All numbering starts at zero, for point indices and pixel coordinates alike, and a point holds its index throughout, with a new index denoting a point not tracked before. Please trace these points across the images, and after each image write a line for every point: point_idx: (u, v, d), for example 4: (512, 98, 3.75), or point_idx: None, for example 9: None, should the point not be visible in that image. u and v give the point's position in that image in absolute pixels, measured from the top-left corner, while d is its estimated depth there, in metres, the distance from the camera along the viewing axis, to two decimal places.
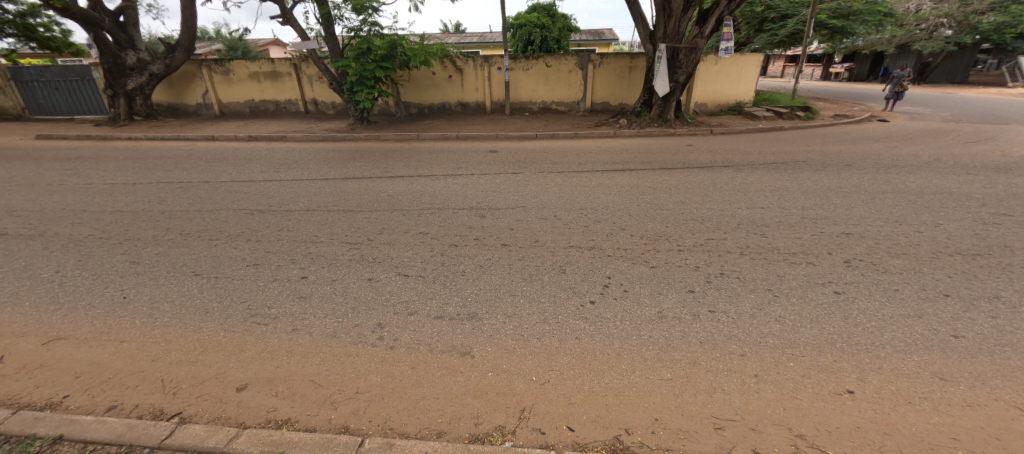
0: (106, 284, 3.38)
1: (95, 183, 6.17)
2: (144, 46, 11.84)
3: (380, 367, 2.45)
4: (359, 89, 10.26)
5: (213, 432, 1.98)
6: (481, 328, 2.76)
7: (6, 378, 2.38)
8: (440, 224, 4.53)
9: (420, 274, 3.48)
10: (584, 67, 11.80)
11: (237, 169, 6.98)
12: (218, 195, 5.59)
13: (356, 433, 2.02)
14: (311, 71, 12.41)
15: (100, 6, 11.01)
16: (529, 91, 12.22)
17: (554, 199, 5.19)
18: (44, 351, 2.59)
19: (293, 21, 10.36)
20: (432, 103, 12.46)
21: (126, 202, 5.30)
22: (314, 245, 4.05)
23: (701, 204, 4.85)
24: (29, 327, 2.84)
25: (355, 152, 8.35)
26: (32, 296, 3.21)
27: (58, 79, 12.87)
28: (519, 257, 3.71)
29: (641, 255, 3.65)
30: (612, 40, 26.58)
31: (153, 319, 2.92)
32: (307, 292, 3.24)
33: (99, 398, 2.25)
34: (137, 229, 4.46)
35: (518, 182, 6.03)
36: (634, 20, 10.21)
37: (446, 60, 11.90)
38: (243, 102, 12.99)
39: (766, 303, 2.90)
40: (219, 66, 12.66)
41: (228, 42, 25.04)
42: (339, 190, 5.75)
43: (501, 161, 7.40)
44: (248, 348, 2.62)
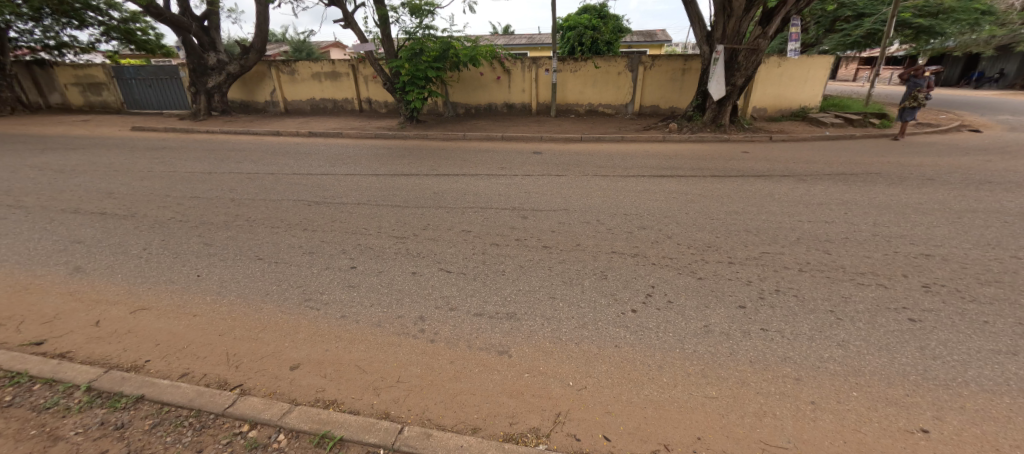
0: (184, 262, 3.71)
1: (177, 171, 6.81)
2: (224, 49, 12.93)
3: (420, 358, 2.52)
4: (411, 89, 10.61)
5: (269, 405, 2.12)
6: (520, 328, 2.76)
7: (101, 340, 2.68)
8: (482, 223, 4.59)
9: (461, 271, 3.54)
10: (635, 69, 11.50)
11: (298, 162, 7.44)
12: (280, 186, 5.99)
13: (396, 420, 2.09)
14: (367, 72, 12.99)
15: (189, 11, 12.14)
16: (576, 93, 12.10)
17: (597, 203, 5.10)
18: (131, 319, 2.90)
19: (353, 24, 10.90)
20: (480, 104, 12.67)
21: (202, 189, 5.79)
22: (363, 237, 4.22)
23: (757, 215, 4.59)
24: (121, 296, 3.18)
25: (404, 150, 8.63)
26: (124, 269, 3.60)
27: (151, 77, 14.31)
28: (560, 259, 3.69)
29: (688, 265, 3.51)
30: (665, 41, 25.78)
31: (222, 296, 3.18)
32: (355, 282, 3.39)
33: (174, 364, 2.48)
34: (210, 215, 4.86)
35: (562, 184, 5.99)
36: (690, 21, 9.86)
37: (495, 61, 12.02)
38: (306, 100, 13.82)
39: (829, 326, 2.69)
40: (286, 67, 13.55)
41: (295, 44, 26.94)
42: (388, 186, 5.97)
43: (545, 162, 7.39)
44: (302, 330, 2.79)
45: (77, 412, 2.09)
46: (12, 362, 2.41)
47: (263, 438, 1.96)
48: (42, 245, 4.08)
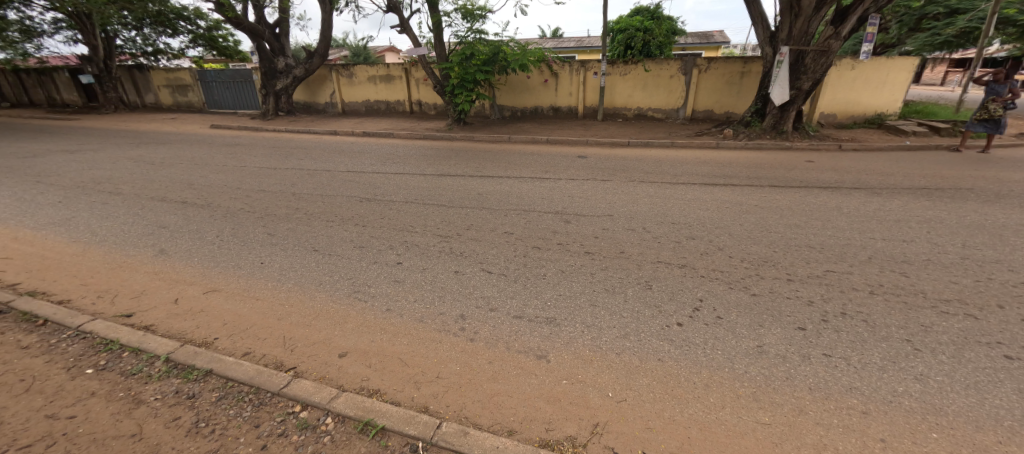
0: (249, 250, 4.01)
1: (247, 165, 7.38)
2: (291, 54, 13.84)
3: (460, 356, 2.57)
4: (459, 91, 10.86)
5: (319, 389, 2.24)
6: (559, 334, 2.74)
7: (177, 316, 2.95)
8: (525, 225, 4.61)
9: (503, 272, 3.57)
10: (688, 72, 11.09)
11: (352, 160, 7.82)
12: (336, 182, 6.33)
13: (435, 414, 2.14)
14: (418, 75, 13.42)
15: (264, 19, 13.11)
16: (624, 96, 11.86)
17: (644, 210, 4.97)
18: (203, 299, 3.17)
19: (409, 29, 11.31)
20: (526, 107, 12.73)
21: (267, 184, 6.24)
22: (410, 234, 4.36)
23: (820, 230, 4.28)
24: (196, 277, 3.49)
25: (451, 151, 8.83)
26: (200, 253, 3.94)
27: (227, 79, 15.59)
28: (603, 266, 3.63)
29: (741, 280, 3.34)
30: (722, 44, 24.68)
31: (281, 283, 3.41)
32: (401, 277, 3.51)
33: (237, 343, 2.68)
34: (273, 207, 5.22)
35: (607, 189, 5.89)
36: (751, 22, 9.41)
37: (543, 64, 12.04)
38: (361, 102, 14.50)
39: (900, 357, 2.46)
40: (345, 70, 14.30)
41: (354, 48, 28.37)
42: (435, 186, 6.13)
43: (590, 167, 7.30)
44: (350, 320, 2.93)
45: (157, 380, 2.31)
46: (107, 330, 2.72)
47: (312, 419, 2.07)
48: (132, 228, 4.57)
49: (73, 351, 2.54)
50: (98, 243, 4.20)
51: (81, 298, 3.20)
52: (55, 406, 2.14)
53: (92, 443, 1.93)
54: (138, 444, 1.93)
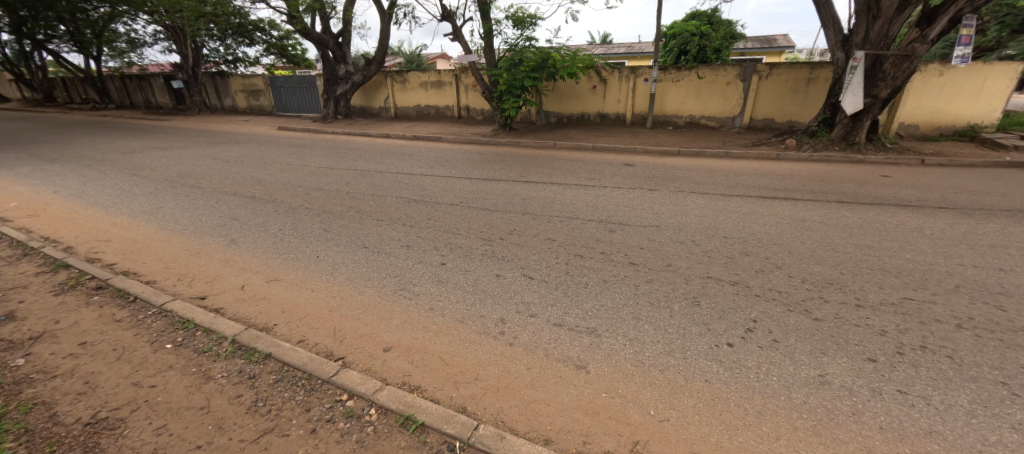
0: (307, 244, 4.27)
1: (308, 165, 7.88)
2: (352, 61, 14.64)
3: (499, 359, 2.58)
4: (507, 97, 10.99)
5: (364, 381, 2.33)
6: (600, 345, 2.69)
7: (243, 302, 3.19)
8: (568, 232, 4.57)
9: (544, 279, 3.56)
10: (747, 78, 10.57)
11: (402, 163, 8.12)
12: (387, 183, 6.59)
13: (472, 415, 2.16)
14: (468, 81, 13.71)
15: (329, 29, 13.98)
16: (676, 104, 11.48)
17: (694, 222, 4.78)
18: (266, 287, 3.41)
19: (461, 37, 11.62)
20: (573, 113, 12.64)
21: (325, 182, 6.61)
22: (454, 236, 4.45)
23: (895, 253, 3.91)
24: (260, 267, 3.76)
25: (496, 156, 8.94)
26: (264, 245, 4.25)
27: (293, 85, 16.72)
28: (647, 278, 3.52)
29: (801, 302, 3.11)
30: (786, 48, 23.30)
31: (334, 277, 3.59)
32: (444, 278, 3.58)
33: (293, 330, 2.86)
34: (329, 205, 5.52)
35: (655, 199, 5.72)
36: (822, 25, 8.83)
37: (592, 71, 11.93)
38: (413, 107, 15.03)
39: (992, 401, 2.18)
40: (399, 77, 14.89)
41: (408, 55, 29.57)
42: (480, 190, 6.23)
43: (637, 175, 7.12)
44: (395, 316, 3.03)
45: (223, 359, 2.51)
46: (183, 310, 2.99)
47: (357, 409, 2.16)
48: (208, 219, 5.00)
49: (155, 327, 2.82)
50: (179, 231, 4.63)
51: (165, 279, 3.55)
52: (140, 375, 2.39)
53: (168, 411, 2.13)
54: (205, 416, 2.11)
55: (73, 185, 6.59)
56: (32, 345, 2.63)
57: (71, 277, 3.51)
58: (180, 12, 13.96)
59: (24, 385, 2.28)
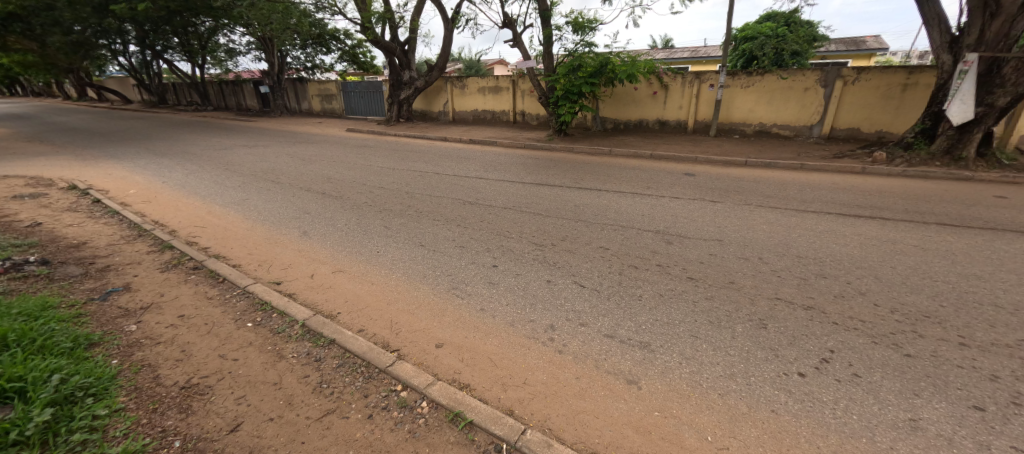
0: (369, 239, 4.51)
1: (372, 165, 8.34)
2: (416, 67, 15.33)
3: (548, 366, 2.57)
4: (563, 103, 10.96)
5: (418, 373, 2.42)
6: (654, 361, 2.59)
7: (312, 289, 3.44)
8: (622, 242, 4.45)
9: (595, 288, 3.49)
10: (830, 84, 9.72)
11: (458, 165, 8.35)
12: (443, 184, 6.82)
13: (519, 419, 2.16)
14: (525, 86, 13.80)
15: (396, 38, 14.75)
16: (745, 111, 10.82)
17: (761, 238, 4.47)
18: (332, 277, 3.65)
19: (521, 43, 11.76)
20: (631, 120, 12.33)
21: (387, 182, 6.96)
22: (506, 239, 4.50)
23: (1008, 287, 3.39)
24: (328, 258, 4.04)
25: (551, 161, 8.93)
26: (331, 238, 4.56)
27: (362, 89, 17.79)
28: (707, 294, 3.35)
29: (888, 335, 2.79)
30: (877, 51, 21.19)
31: (392, 272, 3.77)
32: (495, 279, 3.63)
33: (355, 320, 3.04)
34: (390, 203, 5.80)
35: (717, 211, 5.42)
36: (925, 24, 7.92)
37: (653, 76, 11.57)
38: (470, 111, 15.41)
39: None
40: (459, 82, 15.35)
41: (469, 62, 30.43)
42: (533, 195, 6.25)
43: (698, 186, 6.80)
44: (448, 314, 3.11)
45: (294, 340, 2.72)
46: (263, 292, 3.28)
47: (410, 400, 2.24)
48: (283, 211, 5.45)
49: (239, 307, 3.12)
50: (261, 221, 5.10)
51: (247, 264, 3.92)
52: (226, 348, 2.65)
53: (247, 384, 2.34)
54: (277, 391, 2.29)
55: (176, 176, 7.47)
56: (142, 314, 3.01)
57: (174, 257, 3.98)
58: (269, 25, 15.42)
59: (135, 347, 2.61)
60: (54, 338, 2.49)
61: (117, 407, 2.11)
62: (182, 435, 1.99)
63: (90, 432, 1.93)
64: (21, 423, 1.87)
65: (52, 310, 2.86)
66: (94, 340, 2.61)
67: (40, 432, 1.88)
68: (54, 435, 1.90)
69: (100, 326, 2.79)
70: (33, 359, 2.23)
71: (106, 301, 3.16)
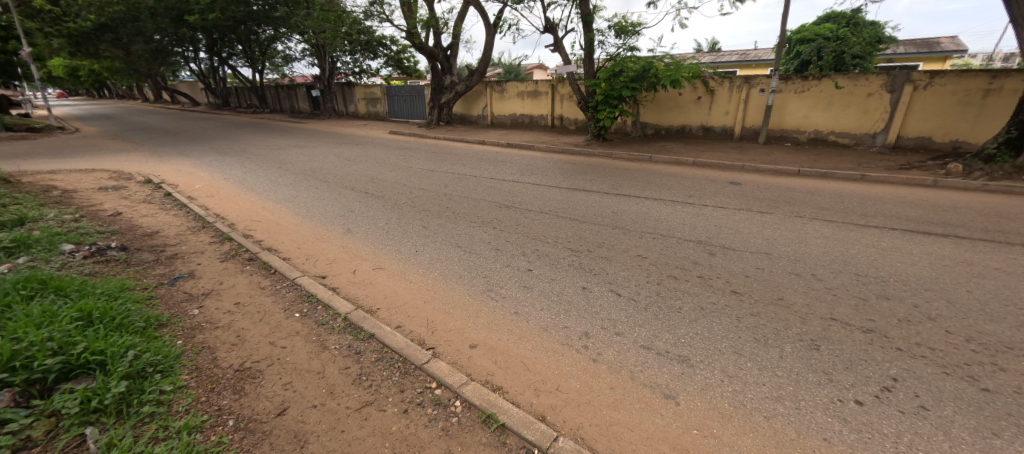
0: (408, 239, 4.63)
1: (413, 167, 8.57)
2: (457, 72, 15.64)
3: (581, 374, 2.52)
4: (603, 108, 10.83)
5: (453, 372, 2.45)
6: (693, 376, 2.48)
7: (354, 284, 3.57)
8: (660, 251, 4.32)
9: (632, 297, 3.39)
10: (897, 89, 9.00)
11: (496, 169, 8.42)
12: (481, 187, 6.89)
13: (552, 426, 2.13)
14: (564, 91, 13.71)
15: (439, 43, 15.11)
16: (799, 117, 10.24)
17: (814, 253, 4.19)
18: (373, 273, 3.77)
19: (562, 48, 11.72)
20: (673, 125, 11.98)
21: (426, 183, 7.12)
22: (541, 244, 4.48)
23: None
24: (369, 255, 4.18)
25: (588, 166, 8.83)
26: (373, 236, 4.71)
27: (404, 93, 18.33)
28: (752, 311, 3.17)
29: (961, 366, 2.54)
30: (953, 53, 19.45)
31: (430, 271, 3.84)
32: (530, 284, 3.61)
33: (393, 316, 3.11)
34: (429, 204, 5.93)
35: (765, 223, 5.15)
36: (1013, 23, 7.14)
37: (699, 81, 11.19)
38: (509, 115, 15.50)
39: None
40: (498, 86, 15.49)
41: (510, 66, 30.69)
42: (569, 200, 6.19)
43: (744, 195, 6.49)
44: (483, 316, 3.13)
45: (337, 332, 2.83)
46: (309, 285, 3.43)
47: (444, 398, 2.27)
48: (329, 209, 5.70)
49: (288, 297, 3.28)
50: (309, 217, 5.35)
51: (296, 257, 4.13)
52: (275, 336, 2.79)
53: (293, 371, 2.45)
54: (320, 380, 2.39)
55: (235, 173, 7.99)
56: (203, 299, 3.24)
57: (232, 248, 4.25)
58: (321, 32, 16.25)
59: (197, 330, 2.81)
60: (129, 317, 2.73)
61: (180, 384, 2.28)
62: (234, 414, 2.11)
63: (157, 406, 2.10)
64: (102, 392, 2.06)
65: (128, 292, 3.13)
66: (163, 321, 2.84)
67: (116, 402, 2.06)
68: (127, 406, 2.08)
69: (167, 309, 3.03)
70: (112, 335, 2.45)
71: (173, 285, 3.43)
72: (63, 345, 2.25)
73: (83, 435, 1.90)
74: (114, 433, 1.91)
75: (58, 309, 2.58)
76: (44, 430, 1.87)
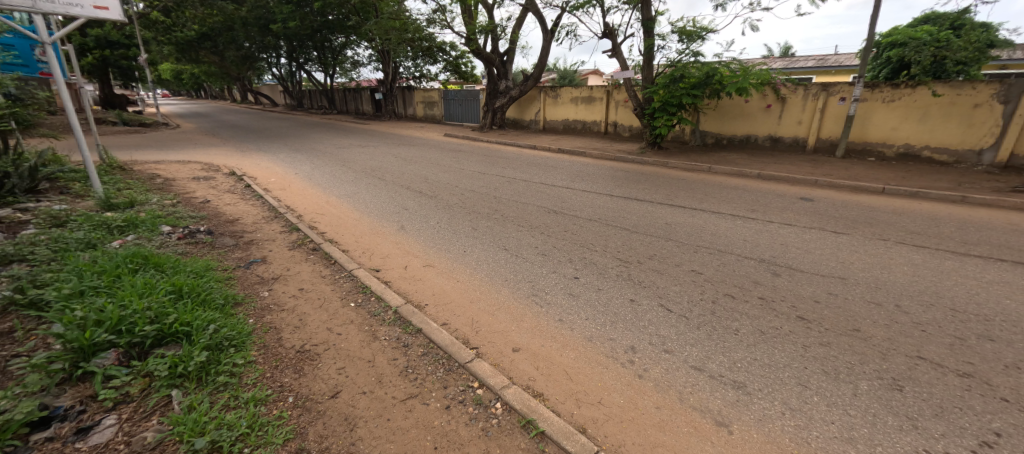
0: (457, 239, 4.70)
1: (465, 169, 8.73)
2: (512, 77, 15.80)
3: (626, 389, 2.41)
4: (660, 115, 10.47)
5: (495, 374, 2.43)
6: (750, 405, 2.29)
7: (405, 280, 3.67)
8: (718, 267, 4.06)
9: (683, 315, 3.20)
10: (1011, 100, 7.87)
11: (546, 174, 8.37)
12: (530, 191, 6.88)
13: (593, 439, 2.05)
14: (620, 97, 13.39)
15: (496, 49, 15.35)
16: (884, 129, 9.27)
17: (898, 282, 3.74)
18: (422, 270, 3.86)
19: (620, 53, 11.47)
20: (737, 135, 11.32)
21: (476, 186, 7.22)
22: (589, 252, 4.37)
23: None
24: (420, 252, 4.29)
25: (642, 175, 8.55)
26: (423, 234, 4.84)
27: (460, 97, 18.78)
28: (822, 340, 2.88)
29: None
30: None
31: (477, 272, 3.87)
32: (576, 291, 3.53)
33: (440, 313, 3.16)
34: (478, 206, 5.99)
35: (840, 244, 4.69)
36: None
37: (768, 88, 10.50)
38: (561, 120, 15.40)
39: None
40: (552, 91, 15.44)
41: (566, 72, 30.62)
42: (620, 208, 6.01)
43: (815, 212, 5.98)
44: (527, 320, 3.09)
45: (387, 324, 2.92)
46: (364, 277, 3.58)
47: (485, 399, 2.25)
48: (385, 206, 5.95)
49: (345, 287, 3.44)
50: (367, 213, 5.61)
51: (354, 250, 4.33)
52: (332, 322, 2.92)
53: (346, 357, 2.55)
54: (370, 368, 2.46)
55: (303, 169, 8.59)
56: (273, 282, 3.48)
57: (299, 237, 4.54)
58: (387, 39, 17.11)
59: (265, 311, 3.02)
60: (212, 293, 3.01)
61: (250, 359, 2.45)
62: (294, 392, 2.23)
63: (230, 377, 2.27)
64: (186, 360, 2.28)
65: (213, 271, 3.44)
66: (239, 300, 3.08)
67: (198, 369, 2.26)
68: (206, 373, 2.27)
69: (242, 289, 3.29)
70: (197, 309, 2.71)
71: (249, 268, 3.72)
72: (159, 314, 2.54)
73: (169, 396, 2.11)
74: (194, 397, 2.09)
75: (156, 284, 2.91)
76: (139, 388, 2.12)
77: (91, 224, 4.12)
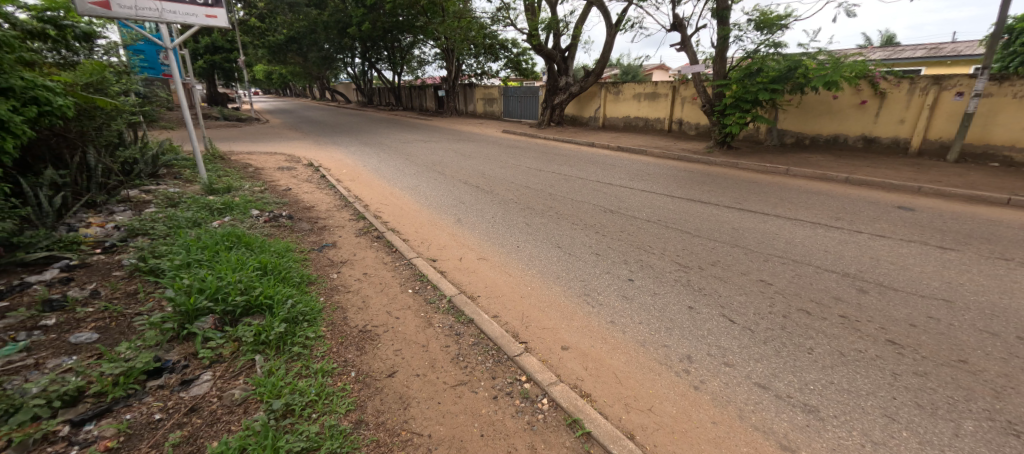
0: (512, 234, 4.76)
1: (522, 165, 8.78)
2: (573, 73, 15.63)
3: (679, 399, 2.32)
4: (732, 112, 9.83)
5: (543, 370, 2.45)
6: (822, 432, 2.10)
7: (460, 270, 3.80)
8: (791, 279, 3.74)
9: (748, 327, 3.00)
10: None
11: (604, 172, 8.19)
12: (586, 190, 6.78)
13: (640, 446, 2.00)
14: (687, 93, 12.71)
15: (558, 45, 15.22)
16: (1013, 130, 7.94)
17: (1019, 310, 3.22)
18: (477, 263, 3.97)
19: (689, 47, 10.89)
20: (821, 134, 10.32)
21: (533, 182, 7.24)
22: (647, 255, 4.22)
23: None
24: (475, 245, 4.40)
25: (707, 176, 8.09)
26: (478, 227, 4.96)
27: (519, 94, 18.86)
28: (915, 369, 2.56)
29: None
30: None
31: (529, 267, 3.90)
32: (630, 294, 3.44)
33: (491, 305, 3.23)
34: (534, 202, 6.01)
35: (945, 262, 4.12)
36: None
37: (863, 82, 9.43)
38: (622, 118, 14.95)
39: None
40: (614, 88, 15.02)
41: (630, 68, 29.64)
42: (682, 210, 5.74)
43: (914, 223, 5.29)
44: (578, 319, 3.07)
45: (441, 312, 3.05)
46: (422, 266, 3.75)
47: (532, 393, 2.28)
48: (443, 199, 6.17)
49: (404, 274, 3.63)
50: (426, 205, 5.86)
51: (413, 240, 4.55)
52: (392, 307, 3.10)
53: (403, 340, 2.70)
54: (424, 353, 2.58)
55: (371, 162, 9.14)
56: (341, 266, 3.76)
57: (365, 226, 4.84)
58: (452, 37, 17.63)
59: (334, 291, 3.28)
60: (290, 272, 3.31)
61: (320, 334, 2.67)
62: (356, 368, 2.40)
63: (302, 348, 2.49)
64: (268, 329, 2.54)
65: (291, 252, 3.79)
66: (312, 279, 3.36)
67: (277, 339, 2.51)
68: (284, 343, 2.52)
69: (316, 270, 3.59)
70: (278, 285, 3.01)
71: (321, 251, 4.05)
72: (247, 287, 2.86)
73: (253, 360, 2.37)
74: (273, 363, 2.33)
75: (246, 260, 3.27)
76: (230, 350, 2.40)
77: (197, 206, 4.72)
